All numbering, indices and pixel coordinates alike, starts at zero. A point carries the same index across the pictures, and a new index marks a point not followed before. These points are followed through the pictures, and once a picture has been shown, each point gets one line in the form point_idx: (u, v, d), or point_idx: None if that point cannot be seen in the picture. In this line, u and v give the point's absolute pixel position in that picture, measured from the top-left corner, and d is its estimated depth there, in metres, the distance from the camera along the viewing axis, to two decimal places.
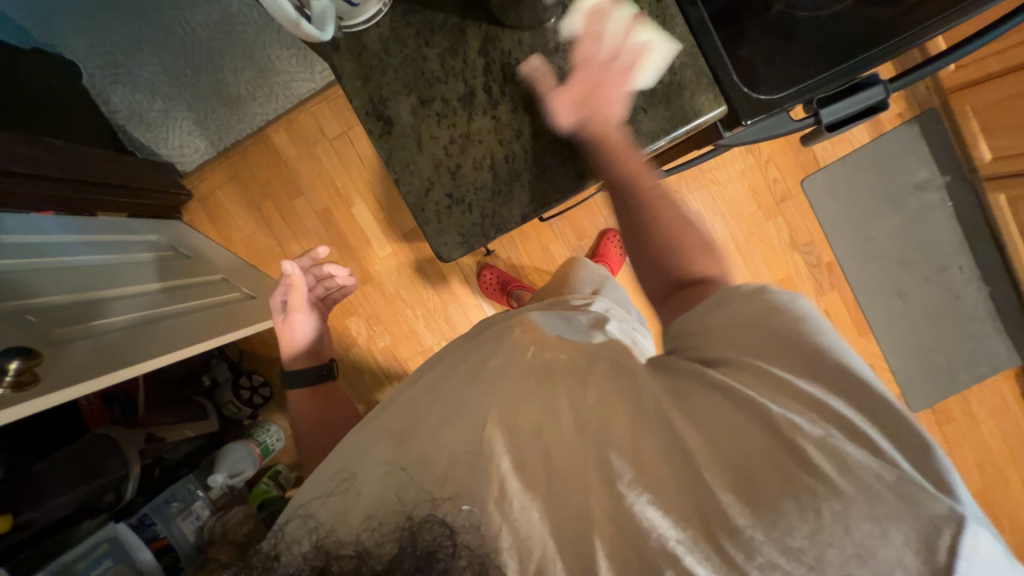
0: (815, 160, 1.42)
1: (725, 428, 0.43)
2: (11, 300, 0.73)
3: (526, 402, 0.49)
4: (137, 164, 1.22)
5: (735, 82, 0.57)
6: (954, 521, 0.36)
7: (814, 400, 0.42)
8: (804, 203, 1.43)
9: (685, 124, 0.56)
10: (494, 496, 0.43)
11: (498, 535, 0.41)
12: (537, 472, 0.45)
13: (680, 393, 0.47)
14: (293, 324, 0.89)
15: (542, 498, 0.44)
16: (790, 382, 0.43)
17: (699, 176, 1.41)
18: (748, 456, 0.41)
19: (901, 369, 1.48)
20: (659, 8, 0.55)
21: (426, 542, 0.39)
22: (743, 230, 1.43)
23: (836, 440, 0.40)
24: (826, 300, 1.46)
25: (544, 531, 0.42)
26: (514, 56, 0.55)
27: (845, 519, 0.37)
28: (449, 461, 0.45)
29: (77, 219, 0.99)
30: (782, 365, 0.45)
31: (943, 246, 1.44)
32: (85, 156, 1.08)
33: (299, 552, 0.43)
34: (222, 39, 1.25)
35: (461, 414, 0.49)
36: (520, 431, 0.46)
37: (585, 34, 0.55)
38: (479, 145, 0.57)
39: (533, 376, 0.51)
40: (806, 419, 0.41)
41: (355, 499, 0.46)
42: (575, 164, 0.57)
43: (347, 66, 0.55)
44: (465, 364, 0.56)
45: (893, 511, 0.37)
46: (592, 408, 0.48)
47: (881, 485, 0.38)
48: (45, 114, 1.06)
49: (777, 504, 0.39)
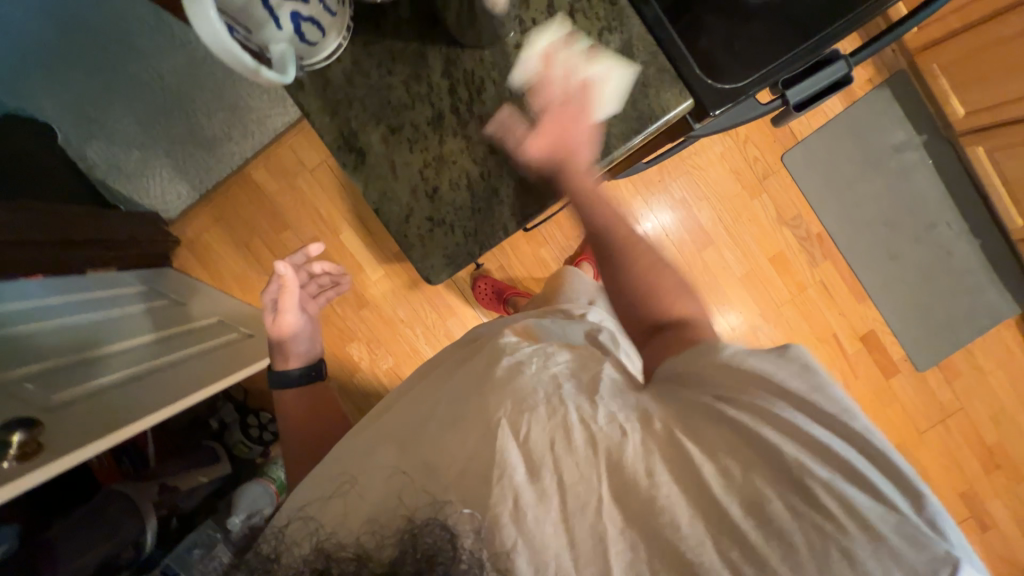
0: (793, 134, 1.43)
1: (738, 464, 0.41)
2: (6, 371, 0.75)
3: (532, 416, 0.44)
4: (122, 220, 1.20)
5: (697, 73, 0.57)
6: (950, 563, 0.36)
7: (819, 444, 0.40)
8: (787, 178, 1.43)
9: (654, 120, 0.56)
10: (508, 507, 0.40)
11: (512, 541, 0.39)
12: (552, 482, 0.42)
13: (687, 416, 0.45)
14: (281, 330, 0.83)
15: (565, 509, 0.41)
16: (781, 418, 0.42)
17: (679, 163, 1.42)
18: (758, 480, 0.40)
19: (903, 330, 1.48)
20: (613, 11, 0.55)
21: (426, 545, 0.37)
22: (730, 210, 1.43)
23: (838, 482, 0.39)
24: (821, 271, 1.46)
25: (564, 544, 0.40)
26: (477, 74, 0.56)
27: (850, 554, 0.36)
28: (458, 473, 0.43)
29: (70, 279, 1.01)
30: (784, 403, 0.43)
31: (929, 204, 1.45)
32: (69, 213, 1.07)
33: (300, 553, 0.41)
34: (191, 83, 1.26)
35: (469, 426, 0.45)
36: (533, 443, 0.43)
37: (545, 44, 0.55)
38: (453, 166, 0.57)
39: (541, 386, 0.47)
40: (812, 459, 0.40)
41: (360, 504, 0.44)
42: None
43: (314, 104, 0.56)
44: (461, 378, 0.53)
45: (893, 552, 0.36)
46: (603, 428, 0.44)
47: (884, 525, 0.37)
48: (27, 179, 1.06)
49: (780, 522, 0.38)
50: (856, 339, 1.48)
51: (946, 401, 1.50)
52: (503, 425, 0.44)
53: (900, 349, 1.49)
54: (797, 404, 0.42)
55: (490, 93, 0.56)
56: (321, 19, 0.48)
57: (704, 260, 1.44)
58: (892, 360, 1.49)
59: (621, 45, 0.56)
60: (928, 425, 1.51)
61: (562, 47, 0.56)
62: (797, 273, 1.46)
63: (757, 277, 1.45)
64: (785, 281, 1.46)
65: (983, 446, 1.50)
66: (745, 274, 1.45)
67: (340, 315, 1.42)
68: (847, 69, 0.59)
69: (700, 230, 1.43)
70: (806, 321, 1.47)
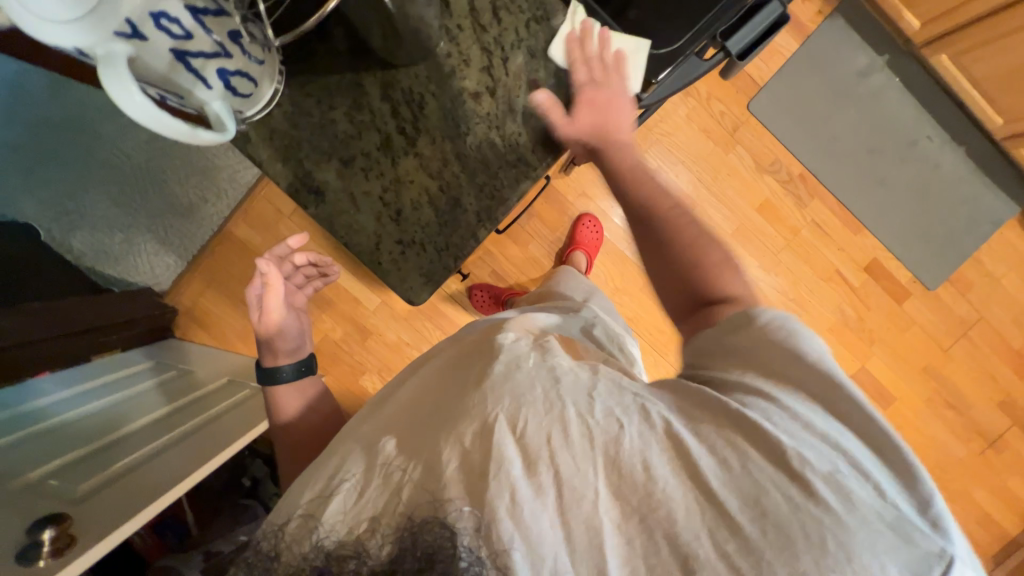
0: (754, 81, 1.41)
1: (735, 450, 0.40)
2: (23, 477, 0.76)
3: (530, 408, 0.43)
4: (115, 299, 1.20)
5: (631, 45, 0.56)
6: (943, 559, 0.35)
7: (823, 435, 0.40)
8: (757, 126, 1.42)
9: (601, 98, 0.55)
10: (505, 503, 0.38)
11: (509, 537, 0.37)
12: (549, 477, 0.40)
13: (692, 414, 0.44)
14: (271, 326, 0.74)
15: (562, 503, 0.40)
16: (798, 412, 0.41)
17: (648, 134, 1.41)
18: (754, 463, 0.39)
19: (906, 253, 1.46)
20: (536, 1, 0.55)
21: (426, 543, 0.36)
22: (708, 169, 1.42)
23: (843, 476, 0.38)
24: (811, 211, 1.44)
25: (561, 540, 0.39)
26: (415, 91, 0.55)
27: (848, 547, 0.35)
28: (456, 473, 0.41)
29: (76, 370, 1.04)
30: (801, 398, 0.42)
31: (906, 121, 1.43)
32: (68, 303, 1.07)
33: (299, 552, 0.39)
34: (159, 157, 1.28)
35: (466, 419, 0.43)
36: (531, 436, 0.42)
37: (476, 48, 0.55)
38: (410, 186, 0.57)
39: (539, 381, 0.46)
40: (816, 450, 0.39)
41: (359, 504, 0.42)
42: (507, 172, 0.57)
43: (265, 152, 0.56)
44: (457, 381, 0.52)
45: (890, 546, 0.35)
46: (600, 420, 0.43)
47: (880, 521, 0.36)
48: (26, 276, 1.07)
49: (775, 511, 0.37)
50: (861, 271, 1.46)
51: (965, 314, 1.47)
52: (500, 422, 0.42)
53: (907, 272, 1.47)
54: (826, 396, 0.42)
55: (432, 106, 0.56)
56: (250, 72, 0.48)
57: None
58: (902, 284, 1.47)
59: (550, 35, 0.56)
60: (951, 341, 1.49)
61: (493, 45, 0.55)
62: (788, 218, 1.44)
63: (749, 229, 1.44)
64: (777, 228, 1.44)
65: (1012, 351, 1.48)
66: (736, 229, 1.44)
67: (347, 351, 1.42)
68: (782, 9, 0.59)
69: (683, 195, 1.42)
70: (807, 262, 1.45)
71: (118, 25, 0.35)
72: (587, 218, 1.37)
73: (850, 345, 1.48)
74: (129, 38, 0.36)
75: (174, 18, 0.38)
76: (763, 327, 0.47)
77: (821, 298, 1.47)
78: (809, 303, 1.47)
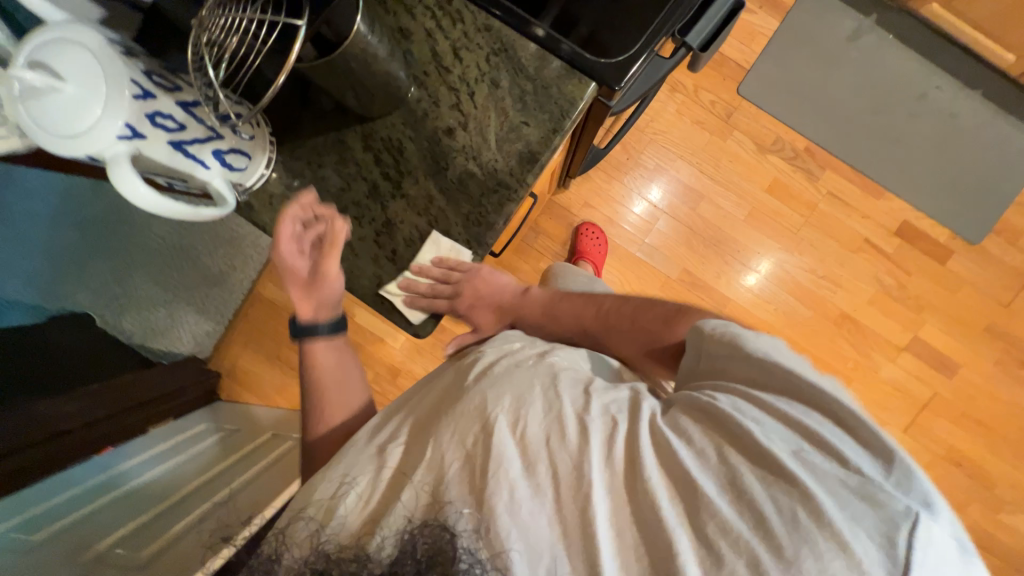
0: (740, 65, 1.39)
1: (712, 442, 0.46)
2: (93, 547, 0.83)
3: (530, 409, 0.47)
4: (159, 372, 1.26)
5: (585, 56, 0.56)
6: (910, 516, 0.39)
7: (786, 417, 0.46)
8: (752, 109, 1.39)
9: (568, 116, 0.57)
10: (504, 501, 0.42)
11: (506, 537, 0.41)
12: (546, 475, 0.44)
13: (674, 415, 0.50)
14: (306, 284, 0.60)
15: (558, 499, 0.43)
16: (775, 407, 0.47)
17: (641, 136, 1.40)
18: (731, 454, 0.45)
19: (938, 210, 1.38)
20: (493, 35, 0.57)
21: (427, 545, 0.39)
22: (708, 158, 1.40)
23: (806, 452, 0.44)
24: (824, 183, 1.39)
25: (557, 534, 0.43)
26: (394, 138, 0.59)
27: (816, 516, 0.39)
28: (458, 472, 0.44)
29: (138, 441, 1.11)
30: (766, 391, 0.49)
31: (909, 75, 1.37)
32: (125, 380, 1.15)
33: (298, 555, 0.42)
34: (188, 235, 1.40)
35: (468, 421, 0.47)
36: (531, 436, 0.46)
37: (443, 89, 0.58)
38: (402, 226, 0.60)
39: (538, 381, 0.50)
40: (786, 432, 0.45)
41: (370, 512, 0.45)
42: (490, 198, 0.59)
43: (267, 216, 0.61)
44: (454, 387, 0.54)
45: (854, 511, 0.40)
46: (595, 417, 0.47)
47: (845, 488, 0.41)
48: (90, 356, 1.16)
49: (750, 489, 0.42)
50: (892, 236, 1.38)
51: (1021, 263, 1.36)
52: (501, 422, 0.46)
53: (944, 230, 1.38)
54: (780, 390, 0.49)
55: (411, 149, 0.59)
56: (242, 148, 0.53)
57: (702, 215, 1.40)
58: (942, 243, 1.38)
59: (510, 64, 0.57)
60: (1011, 294, 1.37)
61: (458, 84, 0.57)
62: (801, 194, 1.39)
63: (762, 212, 1.40)
64: (791, 206, 1.39)
65: None
66: (748, 214, 1.40)
67: (380, 391, 1.45)
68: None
69: (687, 189, 1.40)
70: (831, 236, 1.39)
71: (119, 129, 0.40)
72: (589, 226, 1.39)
73: (897, 314, 1.39)
74: (131, 138, 0.41)
75: (166, 114, 0.43)
76: (713, 337, 0.56)
77: (854, 270, 1.39)
78: (841, 277, 1.39)
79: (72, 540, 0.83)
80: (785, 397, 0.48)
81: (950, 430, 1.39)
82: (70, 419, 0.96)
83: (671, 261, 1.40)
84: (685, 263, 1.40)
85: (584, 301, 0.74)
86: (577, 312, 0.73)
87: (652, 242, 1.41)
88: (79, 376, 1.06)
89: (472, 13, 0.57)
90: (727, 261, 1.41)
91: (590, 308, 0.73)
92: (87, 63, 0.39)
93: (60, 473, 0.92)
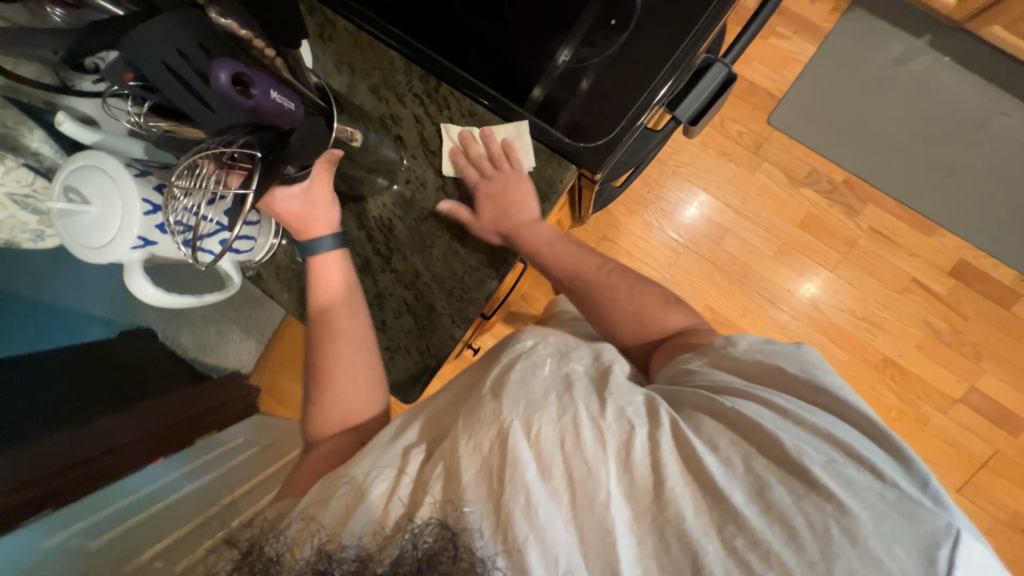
0: (771, 93, 1.32)
1: (738, 450, 0.45)
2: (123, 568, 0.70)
3: (543, 414, 0.46)
4: (210, 390, 1.22)
5: (569, 142, 0.59)
6: (952, 533, 0.37)
7: (817, 429, 0.46)
8: (784, 139, 1.31)
9: (550, 197, 0.62)
10: (520, 503, 0.41)
11: (524, 535, 0.40)
12: (562, 480, 0.43)
13: (693, 414, 0.50)
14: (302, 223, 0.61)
15: (576, 506, 0.42)
16: (808, 421, 0.47)
17: (663, 167, 1.34)
18: (758, 463, 0.43)
19: (1002, 246, 1.26)
20: (479, 120, 0.62)
21: (426, 544, 0.39)
22: (735, 191, 1.33)
23: (841, 465, 0.42)
24: (866, 218, 1.29)
25: (574, 541, 0.41)
26: (386, 217, 0.64)
27: (853, 532, 0.38)
28: (476, 479, 0.43)
29: (181, 457, 1.00)
30: (786, 398, 0.50)
31: (961, 101, 1.27)
32: (171, 400, 1.10)
33: (301, 554, 0.41)
34: None
35: (484, 427, 0.46)
36: (545, 439, 0.45)
37: (430, 170, 0.63)
38: (391, 297, 0.65)
39: (553, 389, 0.50)
40: (816, 443, 0.44)
41: (379, 517, 0.43)
42: (472, 273, 0.63)
43: (274, 284, 0.68)
44: (473, 394, 0.53)
45: (895, 528, 0.38)
46: (612, 425, 0.46)
47: (884, 503, 0.39)
48: (148, 378, 1.10)
49: (778, 502, 0.40)
50: (944, 276, 1.26)
51: None
52: (515, 427, 0.45)
53: (1007, 269, 1.25)
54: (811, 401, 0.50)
55: (400, 228, 0.64)
56: (250, 233, 0.58)
57: (727, 251, 1.32)
58: (1005, 284, 1.25)
59: (494, 147, 0.61)
60: None
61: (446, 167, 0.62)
62: (838, 230, 1.30)
63: (793, 248, 1.31)
64: (827, 242, 1.30)
65: None
66: (778, 250, 1.31)
67: None
68: (728, 68, 0.59)
69: (712, 222, 1.33)
70: (872, 275, 1.28)
71: (132, 241, 0.46)
72: None
73: (949, 362, 1.26)
74: (142, 247, 0.47)
75: None
76: (744, 354, 0.57)
77: (901, 312, 1.27)
78: (885, 320, 1.28)
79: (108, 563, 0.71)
80: (796, 399, 0.50)
81: (1014, 493, 1.24)
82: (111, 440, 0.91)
83: (695, 297, 1.32)
84: (709, 300, 1.32)
85: (588, 254, 0.73)
86: (578, 261, 0.72)
87: (672, 277, 1.33)
88: (125, 397, 1.01)
89: (457, 100, 0.61)
90: (755, 300, 1.31)
91: (593, 260, 0.73)
92: (109, 192, 0.46)
93: (110, 487, 0.87)
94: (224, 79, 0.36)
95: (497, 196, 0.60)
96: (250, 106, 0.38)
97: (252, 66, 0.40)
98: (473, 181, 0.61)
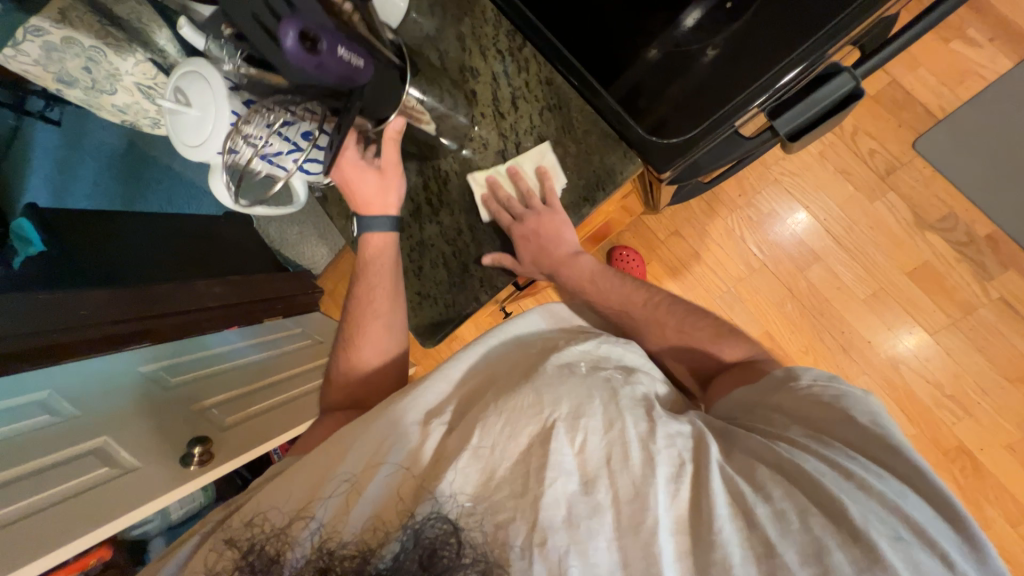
0: (930, 112, 1.11)
1: (794, 504, 0.40)
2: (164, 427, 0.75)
3: (591, 418, 0.45)
4: (287, 278, 1.17)
5: (642, 135, 0.61)
6: None
7: (882, 497, 0.40)
8: (924, 168, 1.12)
9: (602, 186, 0.67)
10: (562, 512, 0.39)
11: (565, 548, 0.38)
12: (607, 497, 0.41)
13: (737, 459, 0.46)
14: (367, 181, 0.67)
15: (621, 525, 0.40)
16: (873, 487, 0.41)
17: (765, 173, 1.18)
18: (816, 520, 0.39)
19: None
20: (552, 91, 0.66)
21: (428, 539, 0.38)
22: (843, 217, 1.15)
23: (910, 543, 0.37)
24: (998, 285, 1.09)
25: (617, 562, 0.38)
26: (443, 169, 0.71)
27: None
28: (510, 474, 0.42)
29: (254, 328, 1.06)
30: (834, 449, 0.45)
31: None
32: (252, 277, 1.07)
33: (300, 555, 0.40)
34: None
35: (523, 419, 0.45)
36: (591, 448, 0.43)
37: (495, 133, 0.69)
38: (431, 249, 0.73)
39: (597, 392, 0.48)
40: (886, 512, 0.39)
41: (396, 489, 0.44)
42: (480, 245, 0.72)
43: (334, 208, 0.78)
44: (505, 385, 0.52)
45: None
46: (666, 453, 0.43)
47: None
48: (223, 251, 1.06)
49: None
50: None
51: None
52: (558, 429, 0.44)
53: None
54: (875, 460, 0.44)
55: (454, 182, 0.71)
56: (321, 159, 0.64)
57: (811, 281, 1.17)
58: None
59: (561, 121, 0.66)
60: None
61: (508, 131, 0.69)
62: (957, 291, 1.10)
63: (895, 297, 1.13)
64: (938, 300, 1.11)
65: None
66: (871, 294, 1.14)
67: None
68: (856, 82, 0.52)
69: (802, 246, 1.17)
70: (981, 351, 1.10)
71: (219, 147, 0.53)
72: (620, 248, 1.23)
73: None
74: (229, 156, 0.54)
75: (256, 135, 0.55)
76: (806, 391, 0.53)
77: (1001, 402, 1.09)
78: (976, 405, 1.10)
79: (155, 406, 0.77)
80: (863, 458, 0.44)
81: None
82: (202, 301, 0.93)
83: (756, 319, 1.19)
84: (775, 328, 1.18)
85: (645, 287, 0.72)
86: (632, 295, 0.72)
87: (736, 292, 1.20)
88: (212, 264, 1.01)
89: (539, 67, 0.66)
90: (824, 341, 1.16)
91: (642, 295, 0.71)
92: (206, 96, 0.52)
93: (193, 338, 0.91)
94: (293, 39, 0.42)
95: (529, 238, 0.68)
96: (315, 62, 0.45)
97: (323, 25, 0.46)
98: (507, 225, 0.68)
